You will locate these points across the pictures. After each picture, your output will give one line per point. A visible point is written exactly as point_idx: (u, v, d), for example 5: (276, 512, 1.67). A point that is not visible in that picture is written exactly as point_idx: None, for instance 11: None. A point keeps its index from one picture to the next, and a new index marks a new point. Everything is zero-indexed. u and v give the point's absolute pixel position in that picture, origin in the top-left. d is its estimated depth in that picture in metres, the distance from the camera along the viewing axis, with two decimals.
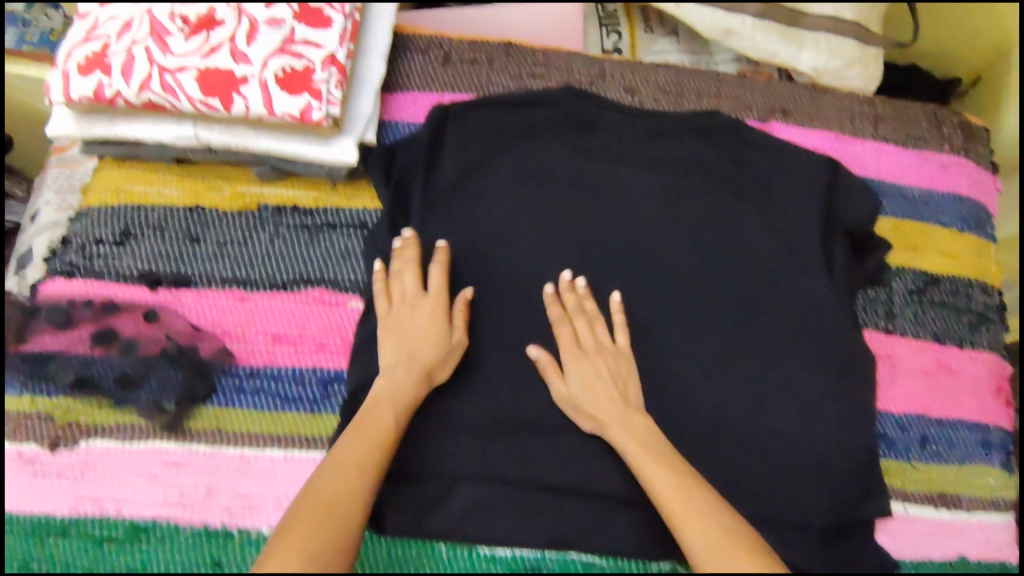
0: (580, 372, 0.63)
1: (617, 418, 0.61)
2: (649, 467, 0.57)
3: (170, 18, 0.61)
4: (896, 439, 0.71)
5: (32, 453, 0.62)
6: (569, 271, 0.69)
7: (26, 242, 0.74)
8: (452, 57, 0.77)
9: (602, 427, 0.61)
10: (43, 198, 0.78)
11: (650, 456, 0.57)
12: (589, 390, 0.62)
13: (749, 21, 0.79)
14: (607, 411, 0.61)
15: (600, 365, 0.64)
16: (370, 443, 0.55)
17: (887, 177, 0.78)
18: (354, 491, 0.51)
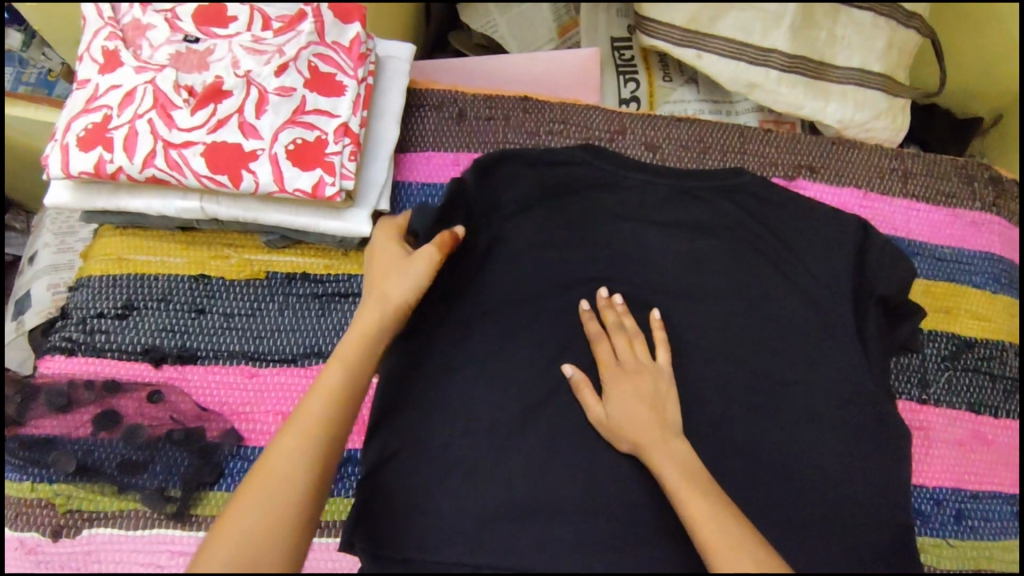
0: (618, 393, 0.62)
1: (654, 443, 0.59)
2: (688, 498, 0.55)
3: (173, 88, 0.58)
4: (931, 514, 0.69)
5: (34, 541, 0.59)
6: (606, 288, 0.68)
7: (23, 286, 0.81)
8: (467, 114, 0.75)
9: (640, 450, 0.60)
10: (43, 240, 0.83)
11: (687, 486, 0.56)
12: (626, 408, 0.61)
13: (774, 75, 0.77)
14: (644, 434, 0.60)
15: (636, 385, 0.63)
16: (321, 410, 0.50)
17: (917, 236, 0.76)
18: (301, 478, 0.47)
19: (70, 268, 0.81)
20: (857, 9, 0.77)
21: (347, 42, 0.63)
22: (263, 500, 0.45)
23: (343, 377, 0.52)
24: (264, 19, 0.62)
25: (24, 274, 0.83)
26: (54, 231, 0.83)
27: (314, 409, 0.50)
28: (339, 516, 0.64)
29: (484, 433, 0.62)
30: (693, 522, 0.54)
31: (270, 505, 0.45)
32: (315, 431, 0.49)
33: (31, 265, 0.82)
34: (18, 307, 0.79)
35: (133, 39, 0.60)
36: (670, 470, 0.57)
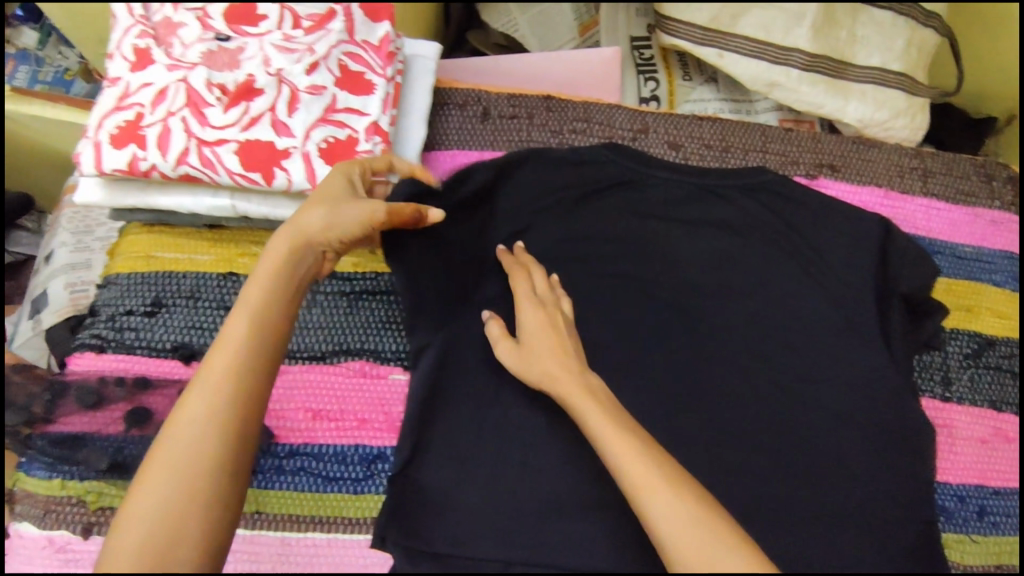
0: (537, 341, 0.61)
1: (581, 402, 0.56)
2: (630, 466, 0.51)
3: (206, 86, 0.58)
4: (954, 510, 0.70)
5: (64, 539, 0.59)
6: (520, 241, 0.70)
7: (39, 285, 0.81)
8: (491, 113, 0.75)
9: (550, 382, 0.59)
10: (59, 238, 0.83)
11: (627, 447, 0.51)
12: (542, 356, 0.60)
13: (795, 74, 0.77)
14: (571, 391, 0.57)
15: (555, 333, 0.62)
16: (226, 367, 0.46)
17: (938, 235, 0.77)
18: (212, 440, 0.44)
19: (86, 268, 0.81)
20: (878, 9, 0.77)
21: (377, 41, 0.64)
22: (167, 473, 0.42)
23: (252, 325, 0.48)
24: (294, 17, 0.61)
25: (40, 272, 0.83)
26: (71, 230, 0.83)
27: (219, 365, 0.46)
28: (369, 514, 0.63)
29: (512, 429, 0.63)
30: (636, 491, 0.50)
31: (176, 475, 0.42)
32: (220, 391, 0.45)
33: (48, 264, 0.82)
34: (35, 306, 0.80)
35: (165, 37, 0.60)
36: (611, 436, 0.53)
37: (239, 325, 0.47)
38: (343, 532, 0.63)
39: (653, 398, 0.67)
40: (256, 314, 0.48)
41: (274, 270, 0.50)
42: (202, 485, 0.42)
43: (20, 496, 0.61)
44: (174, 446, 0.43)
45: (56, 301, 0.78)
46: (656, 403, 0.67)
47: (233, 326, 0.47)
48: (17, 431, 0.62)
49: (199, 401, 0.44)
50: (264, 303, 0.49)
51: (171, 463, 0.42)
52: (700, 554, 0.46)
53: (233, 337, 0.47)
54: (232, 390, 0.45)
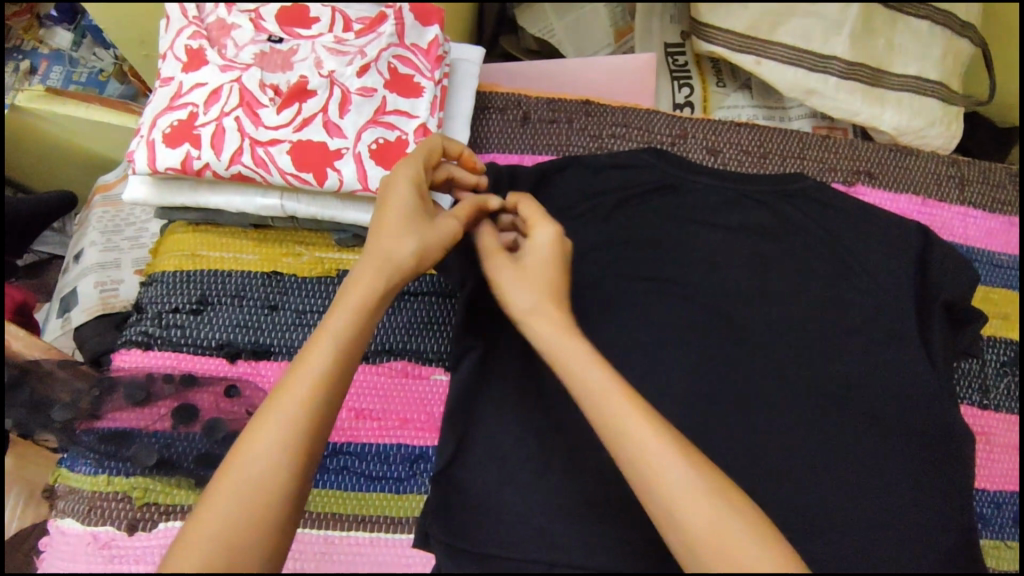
0: (540, 270, 0.57)
1: (579, 364, 0.52)
2: (642, 438, 0.48)
3: (260, 87, 0.60)
4: (991, 517, 0.70)
5: (109, 536, 0.59)
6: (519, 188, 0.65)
7: (69, 283, 0.82)
8: (531, 117, 0.76)
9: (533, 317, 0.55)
10: (89, 237, 0.83)
11: (640, 422, 0.49)
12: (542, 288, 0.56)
13: (833, 81, 0.78)
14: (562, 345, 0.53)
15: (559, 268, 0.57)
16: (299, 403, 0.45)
17: (975, 243, 0.77)
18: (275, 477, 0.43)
19: (116, 267, 0.81)
20: (914, 18, 0.78)
21: (425, 44, 0.64)
22: (233, 502, 0.41)
23: (331, 361, 0.47)
24: (345, 21, 0.63)
25: (68, 272, 0.84)
26: (100, 230, 0.84)
27: (295, 398, 0.45)
28: (411, 514, 0.64)
29: (555, 431, 0.63)
30: (646, 466, 0.47)
31: (241, 505, 0.41)
32: (290, 427, 0.44)
33: (77, 263, 0.83)
34: (64, 305, 0.80)
35: (218, 38, 0.61)
36: (624, 408, 0.49)
37: (319, 359, 0.47)
38: (386, 532, 0.63)
39: (694, 402, 0.67)
40: (335, 350, 0.48)
41: (353, 306, 0.50)
42: (268, 519, 0.42)
43: (64, 492, 0.61)
44: (243, 476, 0.42)
45: (87, 300, 0.78)
46: (698, 407, 0.67)
47: (312, 361, 0.47)
48: (65, 424, 0.62)
49: (273, 432, 0.44)
50: (341, 338, 0.48)
51: (237, 493, 0.42)
52: (721, 537, 0.44)
53: (312, 371, 0.46)
54: (306, 426, 0.45)
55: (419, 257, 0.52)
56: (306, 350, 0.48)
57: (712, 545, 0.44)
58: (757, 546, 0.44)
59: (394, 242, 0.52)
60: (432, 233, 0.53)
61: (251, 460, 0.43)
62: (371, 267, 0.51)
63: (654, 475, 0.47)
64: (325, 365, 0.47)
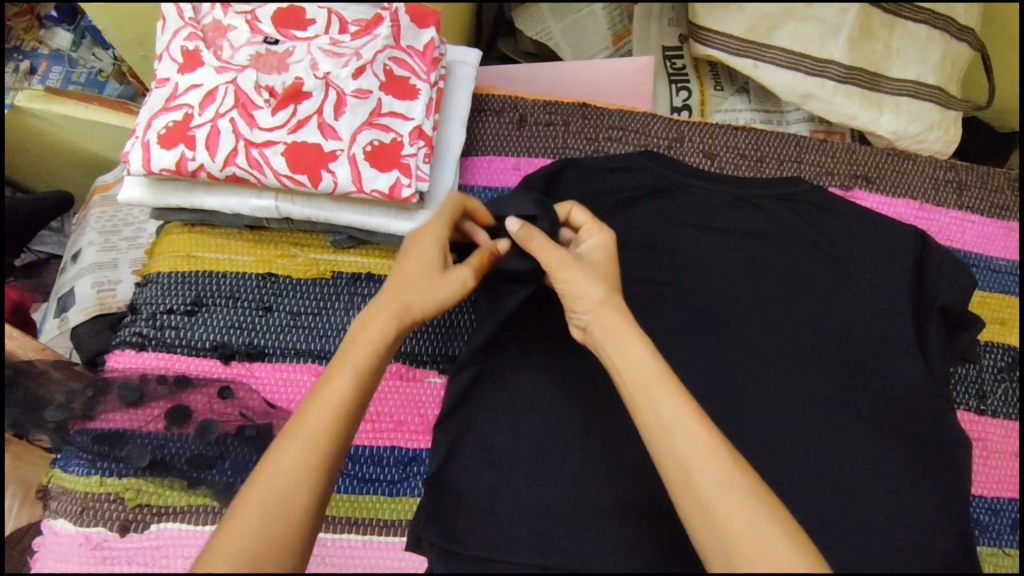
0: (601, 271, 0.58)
1: (630, 354, 0.52)
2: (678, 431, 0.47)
3: (254, 89, 0.60)
4: (987, 524, 0.70)
5: (100, 537, 0.59)
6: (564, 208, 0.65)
7: (67, 283, 0.82)
8: (528, 120, 0.76)
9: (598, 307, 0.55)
10: (87, 238, 0.84)
11: (672, 406, 0.49)
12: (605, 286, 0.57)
13: (830, 85, 0.78)
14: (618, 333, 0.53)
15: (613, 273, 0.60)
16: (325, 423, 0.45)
17: (973, 248, 0.77)
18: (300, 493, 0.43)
19: (113, 268, 0.81)
20: (913, 22, 0.78)
21: (421, 47, 0.64)
22: (256, 523, 0.40)
23: (354, 387, 0.47)
24: (341, 23, 0.63)
25: (66, 272, 0.84)
26: (98, 230, 0.84)
27: (318, 421, 0.45)
28: (404, 517, 0.64)
29: (550, 433, 0.62)
30: (675, 451, 0.47)
31: (267, 527, 0.41)
32: (317, 445, 0.44)
33: (74, 263, 0.83)
34: (61, 305, 0.80)
35: (214, 40, 0.61)
36: (657, 393, 0.49)
37: (343, 385, 0.47)
38: (378, 534, 0.63)
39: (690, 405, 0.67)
40: (358, 376, 0.48)
41: (375, 336, 0.50)
42: (290, 542, 0.41)
43: (57, 492, 0.61)
44: (270, 492, 0.42)
45: (84, 300, 0.78)
46: None
47: (335, 386, 0.47)
48: (58, 424, 0.62)
49: (297, 454, 0.44)
50: (363, 364, 0.49)
51: (262, 515, 0.41)
52: (746, 522, 0.43)
53: (335, 396, 0.47)
54: (327, 449, 0.45)
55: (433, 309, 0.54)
56: (329, 376, 0.48)
57: (739, 537, 0.43)
58: (782, 536, 0.42)
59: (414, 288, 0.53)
60: (448, 286, 0.54)
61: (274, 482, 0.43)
62: (390, 308, 0.52)
63: (682, 457, 0.46)
64: (348, 390, 0.47)
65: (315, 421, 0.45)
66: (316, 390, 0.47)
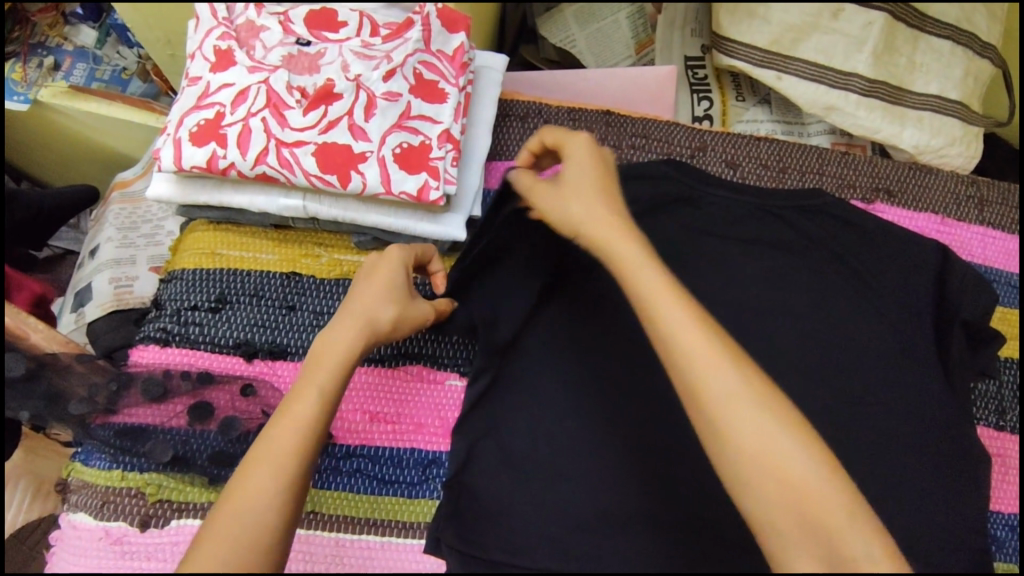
0: (581, 182, 0.56)
1: (642, 272, 0.51)
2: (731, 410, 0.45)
3: (287, 89, 0.60)
4: (1006, 540, 0.69)
5: (121, 531, 0.59)
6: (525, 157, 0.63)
7: (85, 278, 0.82)
8: (552, 126, 0.77)
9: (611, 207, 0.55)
10: (106, 234, 0.84)
11: (685, 321, 0.48)
12: (585, 201, 0.55)
13: (853, 98, 0.78)
14: (620, 244, 0.52)
15: (597, 169, 0.57)
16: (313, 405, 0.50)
17: (994, 263, 0.77)
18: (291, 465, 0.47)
19: (132, 264, 0.82)
20: (936, 37, 0.78)
21: (451, 51, 0.65)
22: (227, 539, 0.43)
23: (316, 410, 0.50)
24: (373, 26, 0.63)
25: (84, 266, 0.85)
26: (117, 226, 0.84)
27: (285, 442, 0.48)
28: (423, 519, 0.64)
29: (571, 439, 0.62)
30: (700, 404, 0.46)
31: (241, 543, 0.43)
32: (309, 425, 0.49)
33: (93, 258, 0.83)
34: (79, 299, 0.81)
35: (247, 40, 0.62)
36: (671, 314, 0.48)
37: (306, 408, 0.50)
38: (396, 536, 0.63)
39: None
40: (321, 397, 0.50)
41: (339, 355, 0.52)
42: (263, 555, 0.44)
43: (77, 486, 0.61)
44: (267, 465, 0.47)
45: (103, 295, 0.79)
46: None
47: (298, 410, 0.50)
48: (80, 418, 0.62)
49: (263, 474, 0.46)
50: (328, 386, 0.51)
51: (236, 533, 0.43)
52: (765, 446, 0.44)
53: (300, 420, 0.49)
54: (294, 465, 0.47)
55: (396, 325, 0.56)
56: (292, 400, 0.51)
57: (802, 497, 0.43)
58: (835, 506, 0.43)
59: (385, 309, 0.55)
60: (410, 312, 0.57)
61: (245, 502, 0.45)
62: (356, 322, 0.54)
63: (695, 380, 0.46)
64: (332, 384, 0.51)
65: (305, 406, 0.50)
66: (279, 415, 0.50)
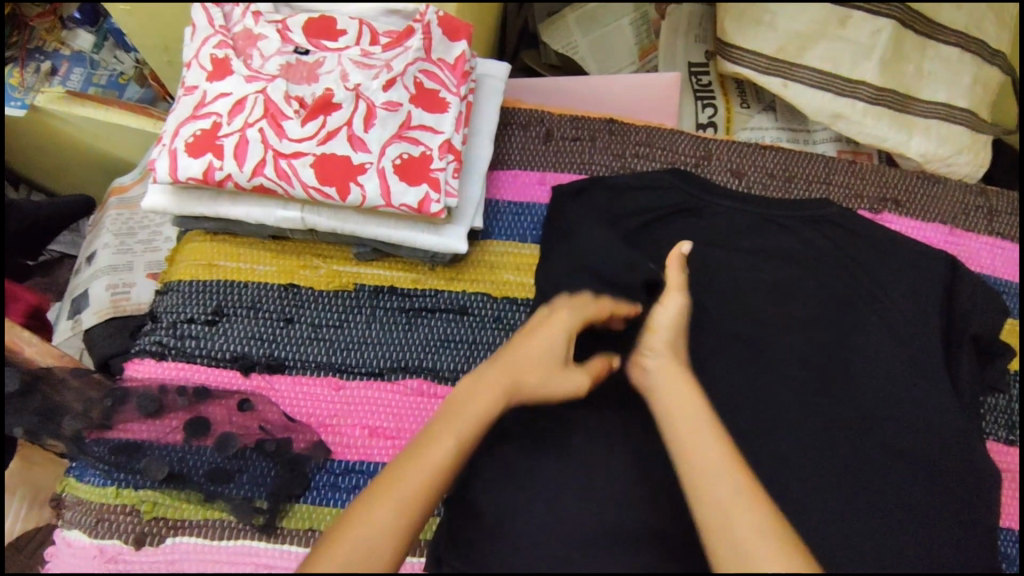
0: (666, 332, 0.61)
1: (678, 393, 0.56)
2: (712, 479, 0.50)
3: (285, 99, 0.59)
4: (1016, 557, 0.68)
5: (115, 549, 0.58)
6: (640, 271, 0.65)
7: (80, 284, 0.81)
8: (554, 135, 0.76)
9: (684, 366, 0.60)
10: (103, 240, 0.83)
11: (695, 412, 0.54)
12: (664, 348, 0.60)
13: (860, 106, 0.77)
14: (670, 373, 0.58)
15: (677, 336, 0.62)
16: (450, 445, 0.50)
17: (1003, 275, 0.76)
18: (421, 499, 0.48)
19: (128, 270, 0.81)
20: (944, 44, 0.78)
21: (452, 59, 0.64)
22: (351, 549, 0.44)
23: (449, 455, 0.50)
24: (372, 35, 0.63)
25: (80, 272, 0.83)
26: (114, 232, 0.83)
27: (419, 476, 0.48)
28: (423, 536, 0.64)
29: (575, 455, 0.60)
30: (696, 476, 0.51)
31: (356, 562, 0.44)
32: (443, 467, 0.49)
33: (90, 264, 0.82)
34: (75, 306, 0.80)
35: (244, 49, 0.61)
36: (697, 417, 0.54)
37: (442, 448, 0.50)
38: None
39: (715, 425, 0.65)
40: (458, 443, 0.51)
41: (481, 409, 0.53)
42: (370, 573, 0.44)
43: (71, 503, 0.60)
44: (400, 492, 0.47)
45: (99, 302, 0.78)
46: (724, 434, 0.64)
47: (436, 450, 0.50)
48: (75, 434, 0.61)
49: (392, 505, 0.47)
50: (464, 435, 0.51)
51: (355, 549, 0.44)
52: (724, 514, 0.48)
53: (434, 459, 0.49)
54: (417, 503, 0.48)
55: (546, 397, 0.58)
56: (429, 437, 0.51)
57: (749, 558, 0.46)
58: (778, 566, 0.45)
59: (528, 379, 0.57)
60: (567, 385, 0.58)
61: (367, 525, 0.46)
62: (505, 385, 0.56)
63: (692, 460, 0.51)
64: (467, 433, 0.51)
65: (439, 448, 0.50)
66: (417, 448, 0.50)
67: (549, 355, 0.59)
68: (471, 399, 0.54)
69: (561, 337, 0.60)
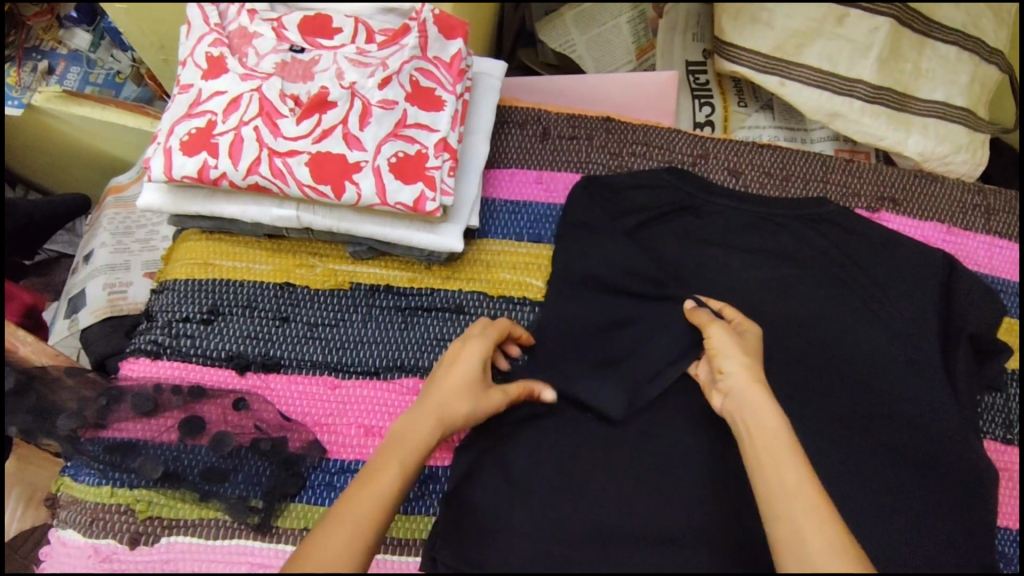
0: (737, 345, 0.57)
1: (756, 408, 0.53)
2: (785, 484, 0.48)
3: (280, 97, 0.59)
4: (1013, 557, 0.68)
5: (110, 549, 0.58)
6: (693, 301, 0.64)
7: (77, 283, 0.81)
8: (551, 134, 0.76)
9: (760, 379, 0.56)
10: (99, 240, 0.82)
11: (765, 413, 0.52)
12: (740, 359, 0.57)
13: (858, 105, 0.77)
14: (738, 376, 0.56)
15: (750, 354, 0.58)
16: (394, 478, 0.50)
17: (1001, 273, 0.76)
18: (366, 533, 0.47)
19: (126, 270, 0.80)
20: (942, 43, 0.77)
21: (448, 58, 0.64)
22: None
23: (395, 482, 0.50)
24: (368, 32, 0.62)
25: (77, 273, 0.83)
26: (111, 232, 0.83)
27: (364, 508, 0.48)
28: (418, 536, 0.63)
29: (570, 454, 0.60)
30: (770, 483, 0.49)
31: None
32: (386, 499, 0.49)
33: (87, 263, 0.82)
34: (72, 306, 0.79)
35: (239, 47, 0.61)
36: (765, 419, 0.52)
37: (386, 481, 0.50)
38: (392, 553, 0.62)
39: None
40: (400, 475, 0.50)
41: (420, 439, 0.52)
42: None
43: (66, 502, 0.60)
44: (346, 527, 0.46)
45: (97, 302, 0.78)
46: None
47: (381, 481, 0.49)
48: (69, 434, 0.61)
49: (336, 539, 0.45)
50: (407, 468, 0.51)
51: None
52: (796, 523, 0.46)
53: (379, 490, 0.49)
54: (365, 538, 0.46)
55: (472, 422, 0.56)
56: (374, 471, 0.50)
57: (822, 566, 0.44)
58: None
59: (460, 405, 0.55)
60: (488, 403, 0.56)
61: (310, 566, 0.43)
62: (435, 413, 0.54)
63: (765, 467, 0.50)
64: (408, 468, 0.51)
65: (384, 480, 0.49)
66: (362, 482, 0.50)
67: (473, 374, 0.57)
68: (408, 430, 0.53)
69: (484, 354, 0.58)
